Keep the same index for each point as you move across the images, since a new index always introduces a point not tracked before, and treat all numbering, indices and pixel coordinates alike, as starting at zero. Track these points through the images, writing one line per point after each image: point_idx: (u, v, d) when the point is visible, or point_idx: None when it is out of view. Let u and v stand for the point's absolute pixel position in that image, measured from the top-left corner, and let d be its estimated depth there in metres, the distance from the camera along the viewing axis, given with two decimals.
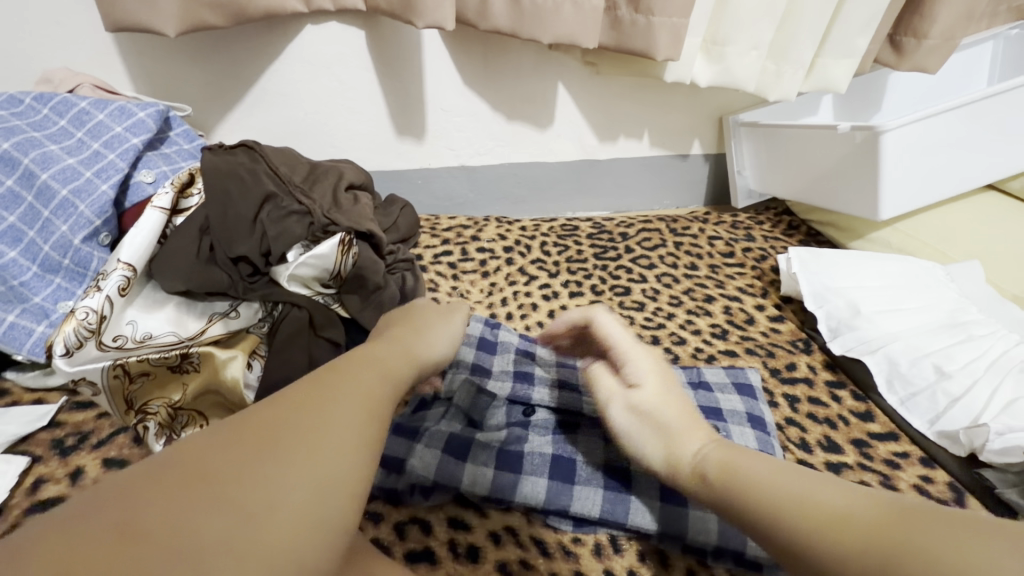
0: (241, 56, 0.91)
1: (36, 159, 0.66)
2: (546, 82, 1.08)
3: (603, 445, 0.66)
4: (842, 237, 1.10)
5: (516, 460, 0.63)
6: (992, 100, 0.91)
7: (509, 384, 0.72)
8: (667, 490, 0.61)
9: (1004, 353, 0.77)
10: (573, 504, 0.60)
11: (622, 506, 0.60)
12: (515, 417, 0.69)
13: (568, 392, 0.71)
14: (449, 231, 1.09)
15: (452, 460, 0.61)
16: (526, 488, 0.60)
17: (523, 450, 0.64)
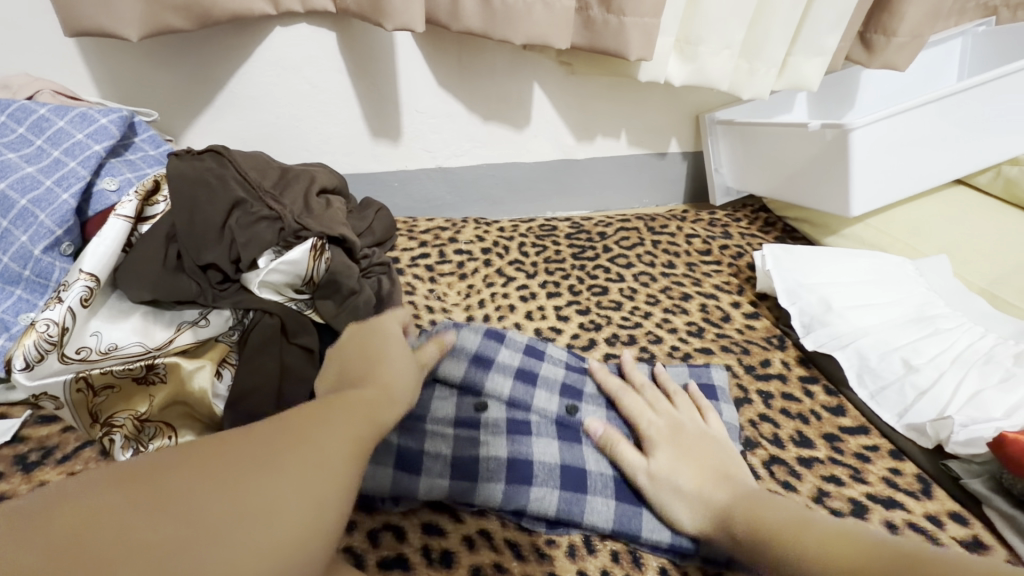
0: (209, 59, 0.90)
1: None
2: (521, 83, 1.08)
3: (558, 445, 0.65)
4: (817, 233, 1.11)
5: (472, 466, 0.61)
6: (958, 96, 0.92)
7: (463, 368, 0.69)
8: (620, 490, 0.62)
9: (969, 346, 0.78)
10: (529, 505, 0.59)
11: (578, 506, 0.60)
12: (470, 412, 0.66)
13: (523, 384, 0.69)
14: (427, 233, 1.09)
15: (406, 475, 0.60)
16: (483, 491, 0.60)
17: (479, 453, 0.62)
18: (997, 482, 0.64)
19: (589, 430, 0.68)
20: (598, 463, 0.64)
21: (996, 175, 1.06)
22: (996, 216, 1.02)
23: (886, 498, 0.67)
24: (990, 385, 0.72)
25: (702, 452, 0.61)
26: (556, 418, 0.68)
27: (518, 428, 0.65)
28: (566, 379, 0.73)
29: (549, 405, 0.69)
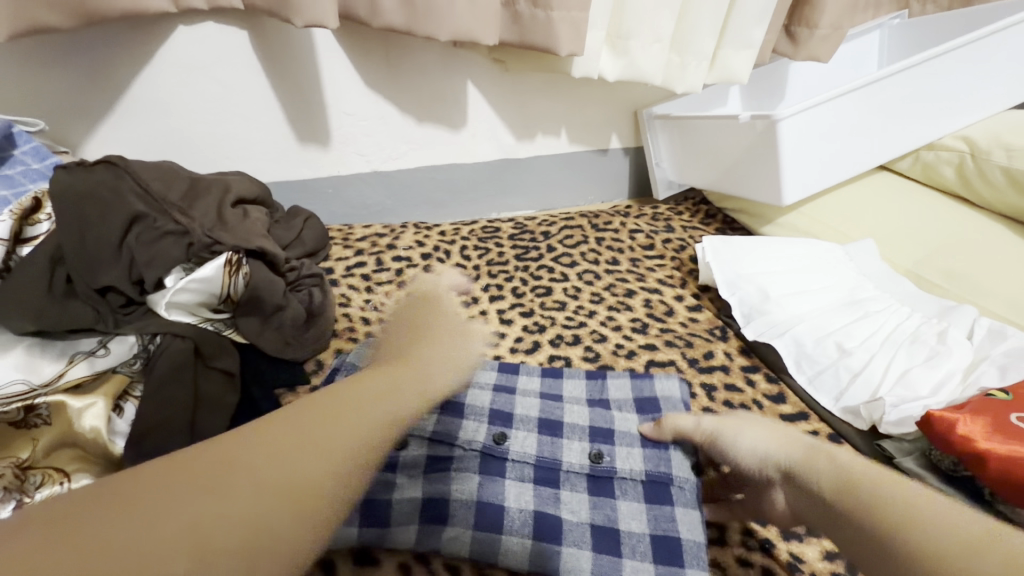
0: (104, 62, 0.83)
1: None
2: (454, 82, 1.05)
3: (478, 479, 0.60)
4: (754, 223, 1.13)
5: (382, 510, 0.56)
6: (882, 82, 0.95)
7: None
8: (542, 524, 0.57)
9: (897, 327, 0.80)
10: (447, 546, 0.55)
11: (493, 547, 0.55)
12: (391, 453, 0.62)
13: (449, 416, 0.65)
14: (363, 241, 1.04)
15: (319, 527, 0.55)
16: (396, 536, 0.55)
17: (392, 497, 0.57)
18: (928, 459, 0.66)
19: (516, 459, 0.63)
20: (519, 495, 0.59)
21: (915, 160, 1.10)
22: (919, 199, 1.06)
23: None
24: (917, 363, 0.74)
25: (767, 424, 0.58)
26: (483, 445, 0.63)
27: (438, 465, 0.61)
28: (496, 403, 0.69)
29: (476, 435, 0.64)
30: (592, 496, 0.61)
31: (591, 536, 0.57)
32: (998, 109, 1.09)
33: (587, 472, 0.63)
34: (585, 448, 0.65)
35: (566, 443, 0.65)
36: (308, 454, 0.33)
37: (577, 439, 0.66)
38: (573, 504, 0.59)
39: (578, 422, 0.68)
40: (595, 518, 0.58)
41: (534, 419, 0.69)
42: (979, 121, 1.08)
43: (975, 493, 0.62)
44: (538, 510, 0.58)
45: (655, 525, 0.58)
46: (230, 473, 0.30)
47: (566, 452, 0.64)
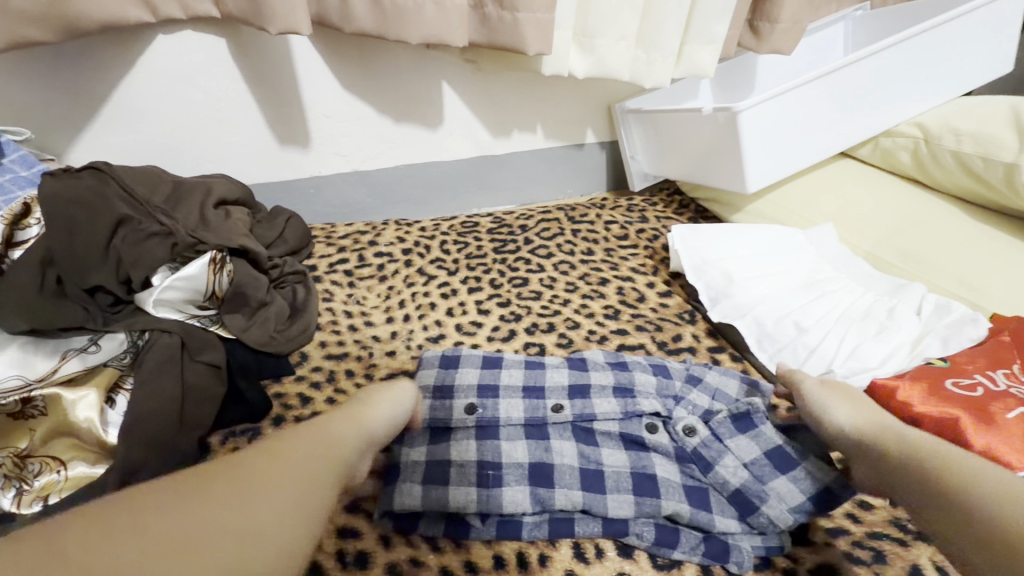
0: (86, 71, 0.86)
1: None
2: (429, 82, 1.08)
3: (525, 443, 0.66)
4: (723, 212, 1.18)
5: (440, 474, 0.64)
6: (836, 73, 0.99)
7: (474, 398, 0.70)
8: (537, 476, 0.63)
9: (851, 305, 0.85)
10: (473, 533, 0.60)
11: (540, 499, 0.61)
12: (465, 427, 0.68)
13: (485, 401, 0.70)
14: (345, 238, 1.07)
15: (433, 486, 0.62)
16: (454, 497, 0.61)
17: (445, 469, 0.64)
18: None
19: (556, 423, 0.68)
20: (569, 480, 0.63)
21: (875, 147, 1.15)
22: (879, 183, 1.11)
23: None
24: (868, 337, 0.79)
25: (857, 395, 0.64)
26: (524, 419, 0.68)
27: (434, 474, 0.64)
28: (528, 380, 0.73)
29: (514, 412, 0.69)
30: (629, 454, 0.66)
31: (632, 492, 0.62)
32: (951, 96, 1.14)
33: (623, 436, 0.67)
34: (617, 403, 0.69)
35: (598, 401, 0.69)
36: (234, 509, 0.39)
37: (612, 402, 0.69)
38: (616, 463, 0.65)
39: (605, 383, 0.71)
40: (637, 486, 0.63)
41: (565, 386, 0.71)
42: (934, 107, 1.13)
43: None
44: (581, 466, 0.64)
45: (668, 491, 0.63)
46: (222, 502, 0.39)
47: (600, 405, 0.69)
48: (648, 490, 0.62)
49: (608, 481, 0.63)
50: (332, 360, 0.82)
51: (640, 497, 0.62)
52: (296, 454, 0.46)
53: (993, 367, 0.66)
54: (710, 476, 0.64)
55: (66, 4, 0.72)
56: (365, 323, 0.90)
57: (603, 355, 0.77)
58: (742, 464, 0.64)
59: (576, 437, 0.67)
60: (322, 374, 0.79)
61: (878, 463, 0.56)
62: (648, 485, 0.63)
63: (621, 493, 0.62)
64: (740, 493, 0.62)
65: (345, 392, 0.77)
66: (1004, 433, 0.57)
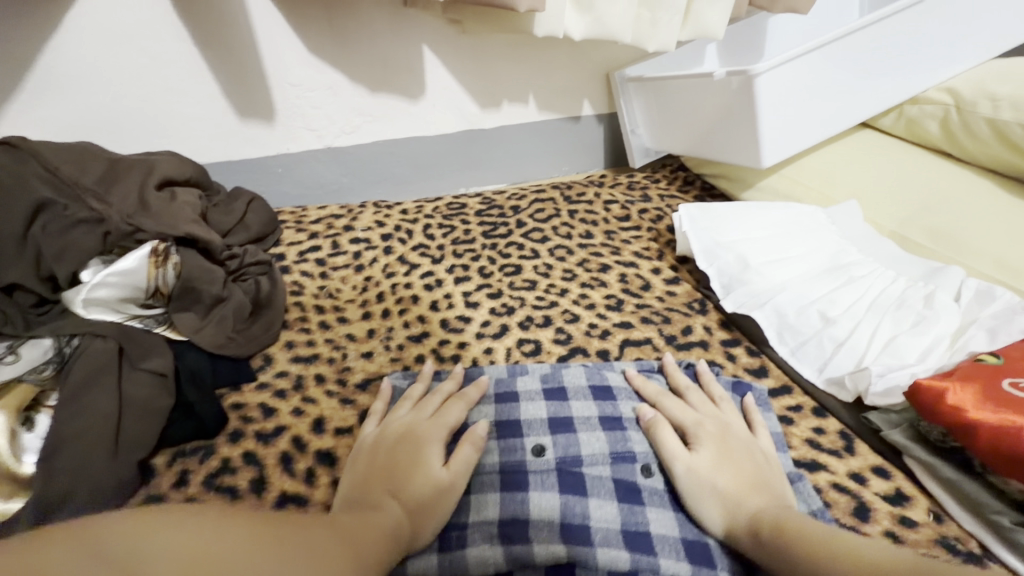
0: (3, 31, 0.73)
1: None
2: (409, 46, 0.97)
3: (501, 494, 0.55)
4: (733, 189, 1.09)
5: None
6: (864, 31, 0.89)
7: None
8: (510, 530, 0.52)
9: (881, 292, 0.76)
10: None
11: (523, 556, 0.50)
12: None
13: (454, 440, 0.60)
14: (318, 223, 0.97)
15: None
16: (416, 562, 0.50)
17: None
18: (915, 431, 0.62)
19: (536, 470, 0.57)
20: (549, 535, 0.52)
21: (899, 116, 1.05)
22: (903, 156, 1.01)
23: (809, 461, 0.64)
24: (903, 330, 0.70)
25: (742, 457, 0.56)
26: (501, 463, 0.57)
27: None
28: (502, 413, 0.63)
29: (490, 455, 0.58)
30: (621, 505, 0.55)
31: (624, 548, 0.51)
32: (984, 58, 1.04)
33: (616, 481, 0.56)
34: (607, 440, 0.60)
35: (582, 438, 0.60)
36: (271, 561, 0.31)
37: (600, 440, 0.60)
38: (604, 517, 0.53)
39: (589, 414, 0.62)
40: (629, 542, 0.52)
41: (545, 420, 0.62)
42: (964, 71, 1.03)
43: (965, 464, 0.58)
44: (563, 520, 0.52)
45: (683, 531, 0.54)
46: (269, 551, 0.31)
47: (587, 444, 0.59)
48: (641, 545, 0.52)
49: (600, 534, 0.52)
50: (300, 364, 0.72)
51: (630, 548, 0.51)
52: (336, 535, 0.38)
53: None
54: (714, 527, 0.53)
55: None
56: (338, 320, 0.80)
57: (586, 382, 0.67)
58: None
59: (563, 478, 0.56)
60: (288, 381, 0.70)
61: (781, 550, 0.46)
62: (626, 548, 0.51)
63: (610, 548, 0.51)
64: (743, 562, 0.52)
65: (314, 402, 0.67)
66: None
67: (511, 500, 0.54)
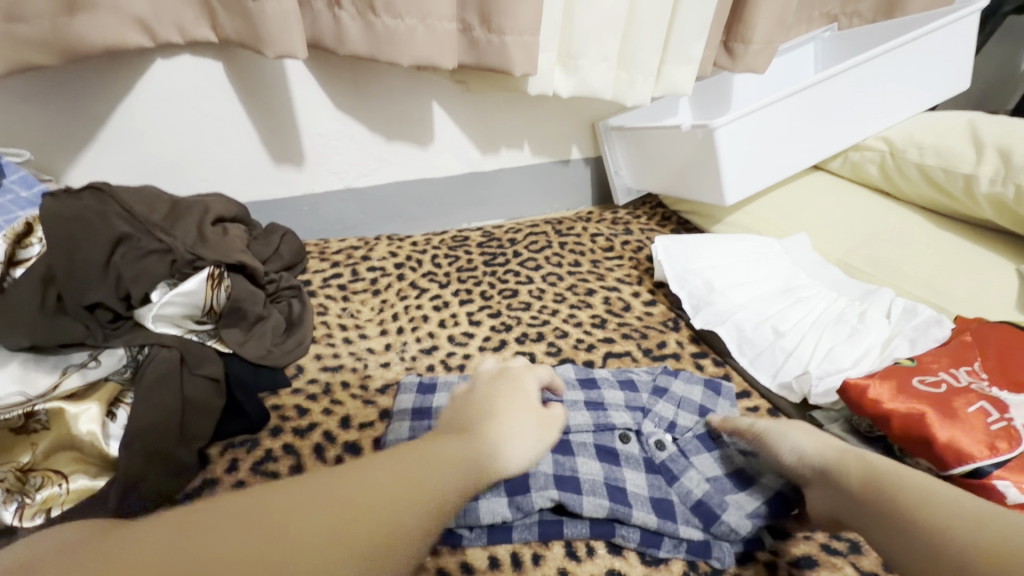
0: (85, 95, 0.88)
1: None
2: (421, 102, 1.12)
3: None
4: (704, 224, 1.23)
5: None
6: (810, 89, 1.05)
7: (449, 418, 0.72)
8: (514, 486, 0.63)
9: (825, 310, 0.89)
10: (466, 540, 0.61)
11: (523, 506, 0.62)
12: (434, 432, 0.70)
13: None
14: (338, 254, 1.10)
15: None
16: None
17: None
18: (850, 424, 0.74)
19: None
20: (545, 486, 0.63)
21: (845, 161, 1.21)
22: (849, 194, 1.17)
23: None
24: (840, 340, 0.83)
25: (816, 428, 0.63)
26: None
27: None
28: None
29: None
30: (602, 465, 0.67)
31: (607, 497, 0.63)
32: (915, 111, 1.21)
33: (597, 447, 0.69)
34: (590, 416, 0.72)
35: (571, 414, 0.71)
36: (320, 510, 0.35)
37: (586, 415, 0.71)
38: (590, 472, 0.66)
39: (577, 398, 0.74)
40: (611, 494, 0.64)
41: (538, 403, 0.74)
42: (899, 122, 1.19)
43: (888, 450, 0.70)
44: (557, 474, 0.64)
45: (653, 490, 0.66)
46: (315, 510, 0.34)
47: (573, 418, 0.71)
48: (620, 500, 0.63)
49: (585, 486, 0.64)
50: (328, 372, 0.84)
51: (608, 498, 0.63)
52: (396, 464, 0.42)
53: (956, 365, 0.70)
54: (675, 487, 0.66)
55: (66, 30, 0.73)
56: (359, 336, 0.92)
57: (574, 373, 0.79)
58: (705, 477, 0.67)
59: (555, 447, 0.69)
60: (318, 386, 0.81)
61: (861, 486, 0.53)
62: (608, 498, 0.63)
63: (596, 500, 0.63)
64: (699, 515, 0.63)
65: (341, 403, 0.79)
66: (967, 426, 0.62)
67: None
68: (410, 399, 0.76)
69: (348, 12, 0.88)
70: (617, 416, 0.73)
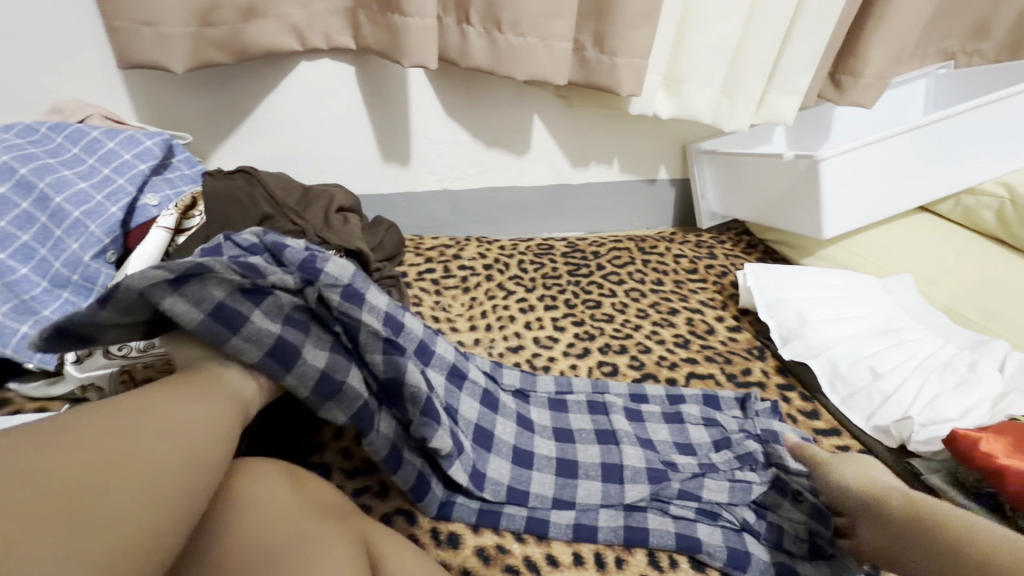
0: (239, 89, 0.98)
1: (35, 169, 0.70)
2: (523, 114, 1.18)
3: (598, 449, 0.73)
4: (795, 255, 1.21)
5: (521, 495, 0.67)
6: (926, 128, 1.02)
7: (549, 415, 0.77)
8: (608, 474, 0.70)
9: (929, 355, 0.86)
10: (552, 530, 0.65)
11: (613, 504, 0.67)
12: (526, 422, 0.75)
13: (558, 413, 0.78)
14: (432, 250, 1.17)
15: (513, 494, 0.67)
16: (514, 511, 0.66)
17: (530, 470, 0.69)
18: (953, 476, 0.70)
19: (623, 435, 0.74)
20: (621, 493, 0.67)
21: (956, 204, 1.16)
22: (958, 238, 1.12)
23: None
24: (947, 389, 0.79)
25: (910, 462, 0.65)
26: (594, 428, 0.76)
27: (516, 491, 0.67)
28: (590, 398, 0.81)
29: (585, 425, 0.76)
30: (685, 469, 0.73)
31: (692, 501, 0.68)
32: None
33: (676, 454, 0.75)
34: (670, 431, 0.77)
35: (652, 427, 0.77)
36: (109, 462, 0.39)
37: (667, 429, 0.77)
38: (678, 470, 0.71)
39: (656, 411, 0.80)
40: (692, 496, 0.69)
41: (623, 407, 0.80)
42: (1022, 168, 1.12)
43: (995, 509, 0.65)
44: (649, 468, 0.70)
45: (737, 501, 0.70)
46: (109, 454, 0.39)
47: (657, 432, 0.77)
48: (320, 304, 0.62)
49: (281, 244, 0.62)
50: None
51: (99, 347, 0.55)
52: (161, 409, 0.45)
53: None
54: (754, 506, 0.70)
55: (243, 34, 0.83)
56: (450, 328, 0.97)
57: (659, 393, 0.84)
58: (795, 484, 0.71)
59: (642, 446, 0.74)
60: None
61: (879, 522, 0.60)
62: (694, 502, 0.68)
63: (368, 297, 0.62)
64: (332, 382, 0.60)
65: None
66: None
67: (608, 460, 0.71)
68: (515, 378, 0.82)
69: (475, 29, 0.95)
70: (694, 431, 0.78)
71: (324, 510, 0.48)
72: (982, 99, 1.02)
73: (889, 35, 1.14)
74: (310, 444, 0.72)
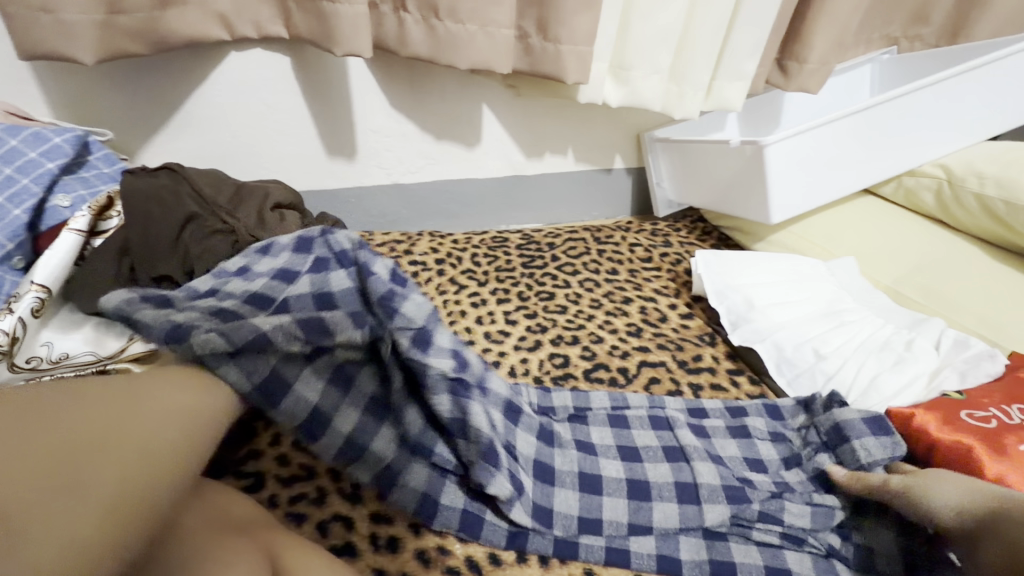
0: (164, 82, 0.93)
1: None
2: (472, 105, 1.15)
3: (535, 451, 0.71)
4: (747, 241, 1.22)
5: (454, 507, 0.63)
6: (866, 113, 1.03)
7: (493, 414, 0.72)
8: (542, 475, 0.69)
9: (870, 335, 0.87)
10: (484, 532, 0.63)
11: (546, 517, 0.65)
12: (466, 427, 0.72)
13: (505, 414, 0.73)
14: (382, 246, 1.13)
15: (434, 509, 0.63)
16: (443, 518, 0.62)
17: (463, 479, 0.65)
18: None
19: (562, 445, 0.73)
20: (548, 498, 0.67)
21: (898, 186, 1.18)
22: (900, 220, 1.14)
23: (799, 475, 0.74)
24: (886, 368, 0.81)
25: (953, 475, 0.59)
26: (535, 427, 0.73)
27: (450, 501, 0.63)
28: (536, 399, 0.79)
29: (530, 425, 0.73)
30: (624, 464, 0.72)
31: (627, 497, 0.68)
32: (978, 139, 1.17)
33: (619, 449, 0.74)
34: (613, 436, 0.76)
35: (593, 430, 0.77)
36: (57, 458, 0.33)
37: (603, 431, 0.77)
38: (611, 471, 0.71)
39: (602, 409, 0.80)
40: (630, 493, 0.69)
41: (569, 409, 0.79)
42: (958, 150, 1.16)
43: None
44: (582, 472, 0.70)
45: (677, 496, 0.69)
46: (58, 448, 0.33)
47: (596, 434, 0.76)
48: (306, 294, 0.68)
49: (306, 241, 0.76)
50: None
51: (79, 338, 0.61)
52: (122, 407, 0.39)
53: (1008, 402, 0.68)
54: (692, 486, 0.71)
55: (159, 22, 0.79)
56: None
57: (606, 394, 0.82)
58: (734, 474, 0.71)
59: (580, 451, 0.73)
60: None
61: (1001, 539, 0.51)
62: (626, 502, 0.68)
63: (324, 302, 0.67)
64: (277, 378, 0.60)
65: None
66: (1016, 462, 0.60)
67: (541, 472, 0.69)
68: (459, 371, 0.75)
69: (412, 16, 0.92)
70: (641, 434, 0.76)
71: (233, 531, 0.46)
72: (919, 82, 1.04)
73: (831, 21, 1.15)
74: (244, 452, 0.69)
